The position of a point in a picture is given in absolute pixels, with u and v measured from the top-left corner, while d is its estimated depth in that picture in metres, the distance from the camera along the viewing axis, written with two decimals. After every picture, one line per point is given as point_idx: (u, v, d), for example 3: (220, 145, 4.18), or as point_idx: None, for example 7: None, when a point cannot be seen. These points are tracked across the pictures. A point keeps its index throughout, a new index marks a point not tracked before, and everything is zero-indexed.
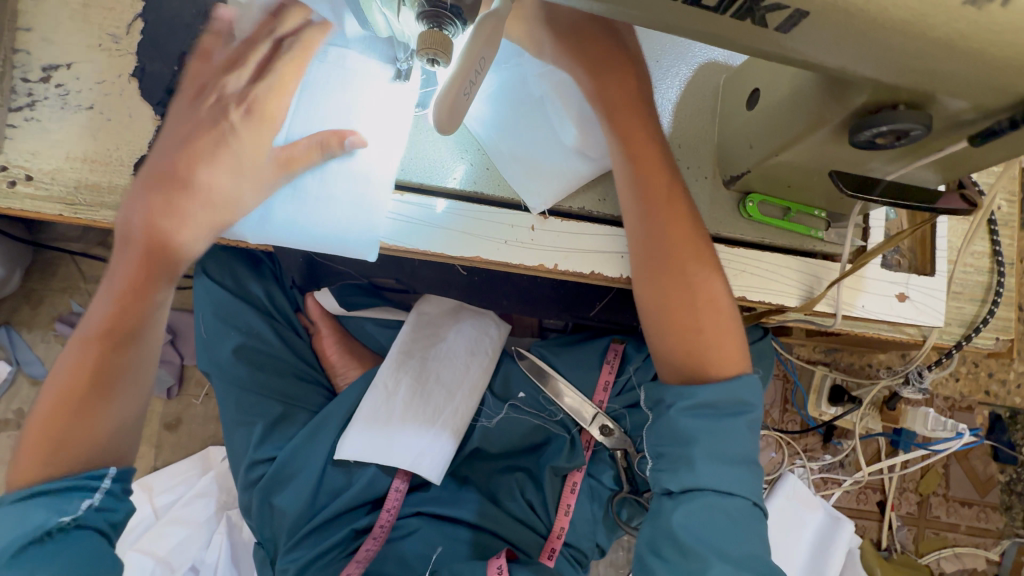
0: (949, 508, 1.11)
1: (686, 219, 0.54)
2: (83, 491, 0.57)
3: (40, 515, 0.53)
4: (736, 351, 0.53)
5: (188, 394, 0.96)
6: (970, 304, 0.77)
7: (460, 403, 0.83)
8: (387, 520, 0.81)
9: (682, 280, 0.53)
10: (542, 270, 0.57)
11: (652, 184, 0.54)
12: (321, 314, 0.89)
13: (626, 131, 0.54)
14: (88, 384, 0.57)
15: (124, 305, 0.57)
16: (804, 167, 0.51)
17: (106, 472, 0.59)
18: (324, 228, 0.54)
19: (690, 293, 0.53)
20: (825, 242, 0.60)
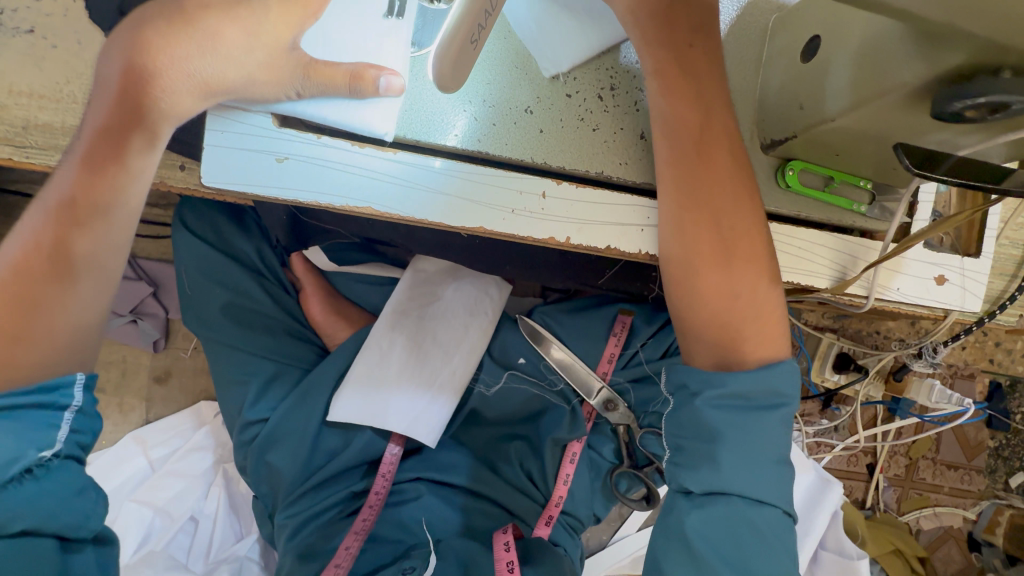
0: (936, 471, 1.13)
1: (728, 184, 0.48)
2: (52, 414, 0.48)
3: (15, 445, 0.45)
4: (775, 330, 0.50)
5: (176, 347, 0.93)
6: (998, 279, 0.71)
7: (459, 362, 0.80)
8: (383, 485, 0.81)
9: (719, 247, 0.48)
10: (551, 245, 0.50)
11: (702, 142, 0.47)
12: (306, 271, 0.84)
13: (675, 81, 0.46)
14: (46, 261, 0.47)
15: (97, 171, 0.46)
16: (860, 135, 0.44)
17: (74, 382, 0.49)
18: (324, 113, 0.45)
19: (723, 259, 0.48)
20: (866, 219, 0.54)
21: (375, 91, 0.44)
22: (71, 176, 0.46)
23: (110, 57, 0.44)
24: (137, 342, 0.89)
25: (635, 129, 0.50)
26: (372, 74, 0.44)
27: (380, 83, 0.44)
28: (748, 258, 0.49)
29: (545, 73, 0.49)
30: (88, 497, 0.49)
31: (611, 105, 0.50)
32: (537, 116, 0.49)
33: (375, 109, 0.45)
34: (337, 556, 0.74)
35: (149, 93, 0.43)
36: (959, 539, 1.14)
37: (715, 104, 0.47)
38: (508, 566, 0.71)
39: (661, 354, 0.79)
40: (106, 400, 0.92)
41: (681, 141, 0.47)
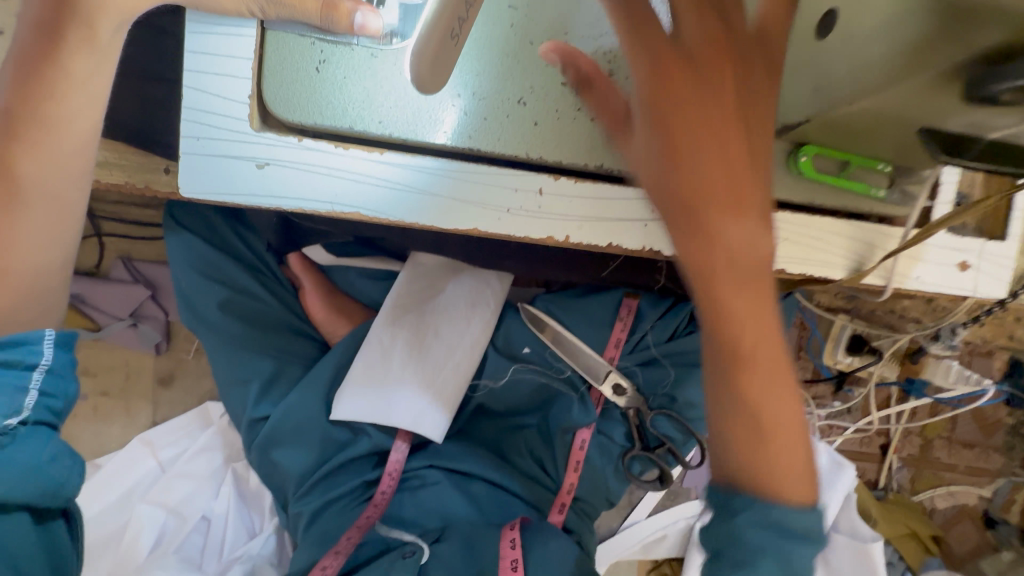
0: (951, 449, 1.11)
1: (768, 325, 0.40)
2: (19, 373, 0.46)
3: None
4: (780, 375, 0.41)
5: (178, 350, 0.91)
6: None
7: (463, 357, 0.78)
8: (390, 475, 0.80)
9: (763, 408, 0.40)
10: (550, 244, 0.48)
11: (712, 214, 0.38)
12: (304, 268, 0.82)
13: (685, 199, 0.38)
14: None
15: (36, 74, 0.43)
16: (883, 119, 0.42)
17: (44, 338, 0.47)
18: (297, 53, 0.42)
19: (758, 432, 0.40)
20: (885, 204, 0.51)
21: (348, 27, 0.40)
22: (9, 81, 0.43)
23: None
24: (139, 345, 0.88)
25: None
26: (347, 7, 0.39)
27: (355, 19, 0.40)
28: (789, 458, 0.41)
29: None
30: (62, 473, 0.47)
31: None
32: (530, 108, 0.45)
33: (353, 58, 0.43)
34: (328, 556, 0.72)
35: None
36: (974, 517, 1.14)
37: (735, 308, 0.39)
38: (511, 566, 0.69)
39: (668, 337, 0.79)
40: (112, 402, 0.91)
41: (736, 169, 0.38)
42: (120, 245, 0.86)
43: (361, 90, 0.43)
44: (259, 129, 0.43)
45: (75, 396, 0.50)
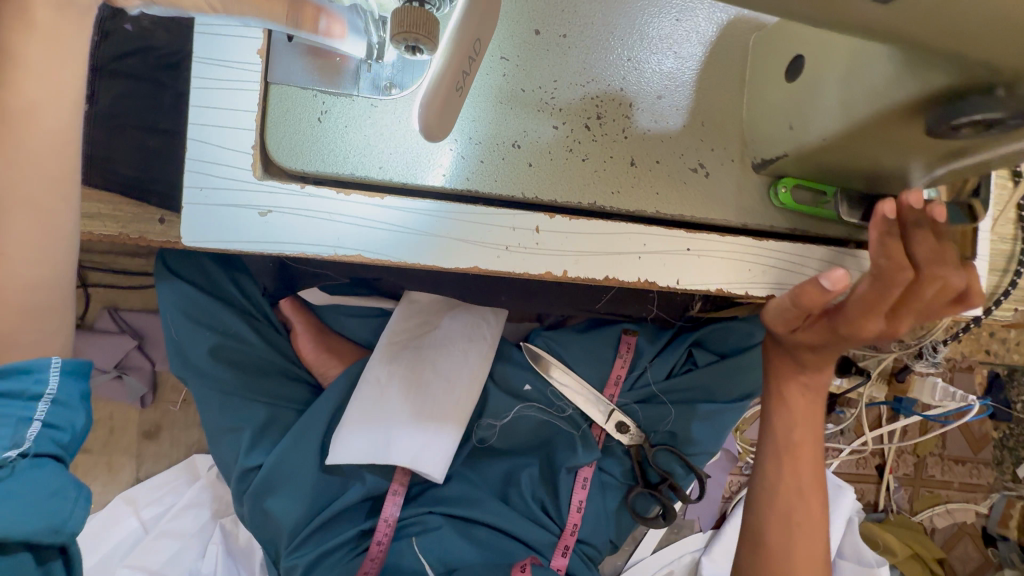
0: (944, 467, 1.12)
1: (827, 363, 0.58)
2: (23, 400, 0.45)
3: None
4: (808, 415, 0.63)
5: (165, 401, 0.88)
6: (991, 276, 0.79)
7: (461, 395, 0.77)
8: (386, 529, 0.77)
9: (791, 441, 0.63)
10: (548, 279, 0.49)
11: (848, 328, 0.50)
12: (294, 311, 0.82)
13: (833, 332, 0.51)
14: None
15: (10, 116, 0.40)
16: (853, 154, 0.45)
17: (51, 365, 0.47)
18: None
19: (791, 453, 0.63)
20: (859, 230, 0.54)
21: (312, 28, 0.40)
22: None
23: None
24: (123, 398, 0.85)
25: (625, 157, 0.49)
26: (312, 13, 0.39)
27: (320, 24, 0.40)
28: (808, 464, 0.63)
29: (510, 24, 0.48)
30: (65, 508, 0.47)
31: (600, 135, 0.49)
32: (524, 151, 0.48)
33: (349, 111, 0.45)
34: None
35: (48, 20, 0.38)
36: (974, 534, 1.14)
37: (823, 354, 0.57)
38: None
39: (666, 375, 0.80)
40: (93, 459, 0.87)
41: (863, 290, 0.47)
42: (108, 294, 0.85)
43: (361, 138, 0.45)
44: (261, 178, 0.44)
45: (84, 426, 0.50)
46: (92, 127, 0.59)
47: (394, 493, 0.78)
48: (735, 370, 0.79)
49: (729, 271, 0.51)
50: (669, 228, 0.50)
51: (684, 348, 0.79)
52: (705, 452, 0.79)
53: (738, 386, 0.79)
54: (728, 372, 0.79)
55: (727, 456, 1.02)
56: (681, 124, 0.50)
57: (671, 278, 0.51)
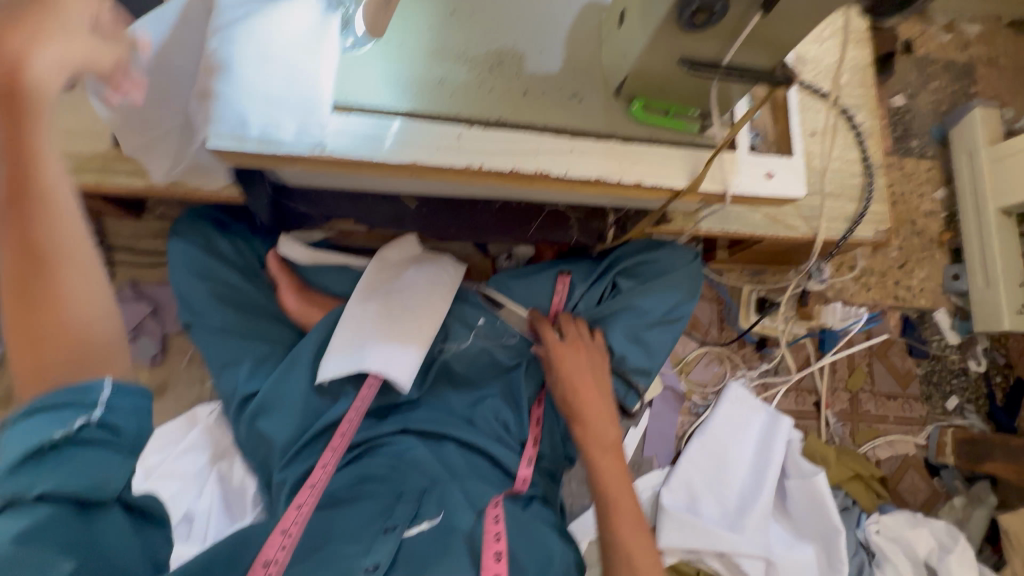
0: (877, 402, 1.24)
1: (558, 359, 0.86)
2: (81, 412, 0.42)
3: (38, 433, 0.41)
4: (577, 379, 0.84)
5: (172, 360, 1.02)
6: (850, 203, 0.99)
7: (426, 324, 0.91)
8: (346, 431, 0.87)
9: (590, 407, 0.83)
10: (469, 171, 0.68)
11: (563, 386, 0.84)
12: (279, 270, 0.93)
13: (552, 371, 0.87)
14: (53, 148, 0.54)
15: None
16: (665, 69, 0.65)
17: (103, 386, 0.43)
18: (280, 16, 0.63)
19: (577, 413, 0.83)
20: (700, 136, 0.74)
21: None
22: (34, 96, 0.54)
23: None
24: (136, 357, 0.99)
25: (519, 89, 0.70)
26: None
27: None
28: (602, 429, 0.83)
29: (432, 9, 0.71)
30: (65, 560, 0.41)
31: (500, 74, 0.70)
32: (445, 85, 0.69)
33: None
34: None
35: None
36: (918, 466, 1.23)
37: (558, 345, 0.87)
38: (494, 536, 0.76)
39: (596, 303, 0.94)
40: None
41: (603, 432, 0.83)
42: (130, 271, 1.02)
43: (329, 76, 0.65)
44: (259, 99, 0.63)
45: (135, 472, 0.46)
46: None
47: (356, 406, 0.88)
48: (659, 290, 0.93)
49: (604, 164, 0.70)
50: (556, 136, 0.70)
51: (606, 280, 0.94)
52: (636, 364, 0.91)
53: (663, 303, 0.91)
54: (651, 293, 0.92)
55: (674, 395, 1.15)
56: (557, 67, 0.72)
57: (561, 169, 0.69)
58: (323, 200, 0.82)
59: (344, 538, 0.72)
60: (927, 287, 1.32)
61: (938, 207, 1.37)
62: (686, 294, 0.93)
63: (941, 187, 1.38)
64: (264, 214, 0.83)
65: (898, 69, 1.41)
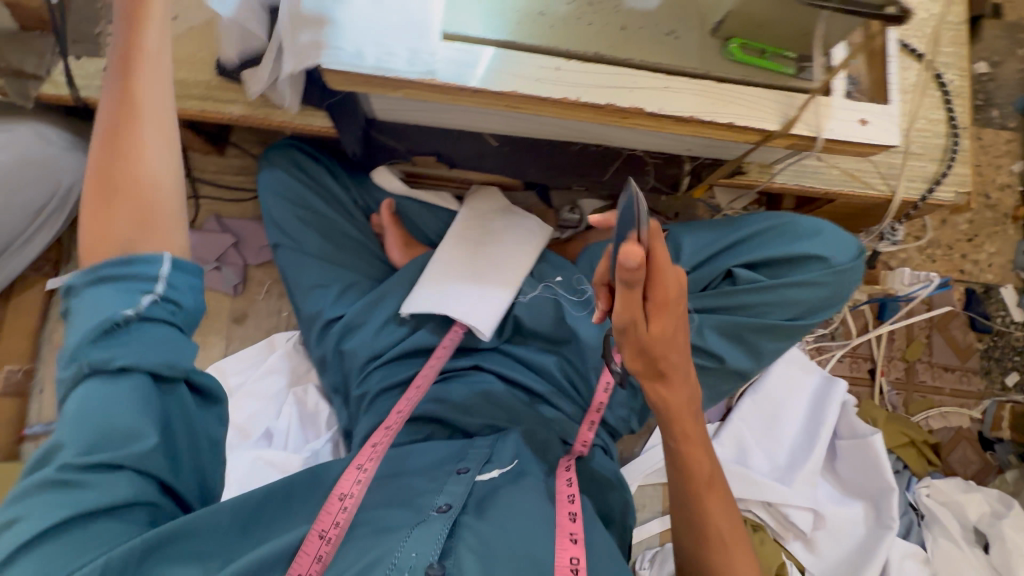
0: (934, 373, 1.23)
1: (666, 322, 0.51)
2: (142, 284, 0.52)
3: (109, 304, 0.51)
4: (676, 333, 0.54)
5: (251, 292, 1.08)
6: (931, 164, 0.97)
7: (513, 272, 0.94)
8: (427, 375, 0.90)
9: (682, 371, 0.59)
10: (566, 104, 0.69)
11: (662, 355, 0.54)
12: (384, 217, 0.97)
13: (647, 343, 0.52)
14: (119, 118, 0.55)
15: (132, 62, 0.57)
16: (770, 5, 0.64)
17: (162, 261, 0.54)
18: None
19: (660, 377, 0.58)
20: (796, 79, 0.73)
21: None
22: (118, 84, 0.56)
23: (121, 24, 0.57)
24: (220, 286, 1.05)
25: (617, 24, 0.71)
26: None
27: None
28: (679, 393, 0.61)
29: None
30: (145, 420, 0.52)
31: (599, 9, 0.71)
32: (546, 17, 0.69)
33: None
34: (323, 522, 0.63)
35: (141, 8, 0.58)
36: (972, 439, 1.22)
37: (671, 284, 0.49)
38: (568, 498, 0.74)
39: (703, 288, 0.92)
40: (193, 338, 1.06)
41: (677, 397, 0.61)
42: (213, 206, 1.07)
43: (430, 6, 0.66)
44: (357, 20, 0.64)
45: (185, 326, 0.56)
46: None
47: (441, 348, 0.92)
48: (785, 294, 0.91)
49: (695, 103, 0.71)
50: (651, 72, 0.70)
51: (723, 268, 0.91)
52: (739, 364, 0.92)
53: (786, 309, 0.90)
54: (772, 292, 0.90)
55: None
56: (655, 3, 0.72)
57: (655, 106, 0.70)
58: (413, 133, 0.87)
59: (417, 474, 0.75)
60: (995, 262, 1.28)
61: (1015, 180, 1.32)
62: (803, 299, 0.91)
63: (1019, 160, 1.32)
64: (355, 146, 0.87)
65: (985, 33, 1.34)
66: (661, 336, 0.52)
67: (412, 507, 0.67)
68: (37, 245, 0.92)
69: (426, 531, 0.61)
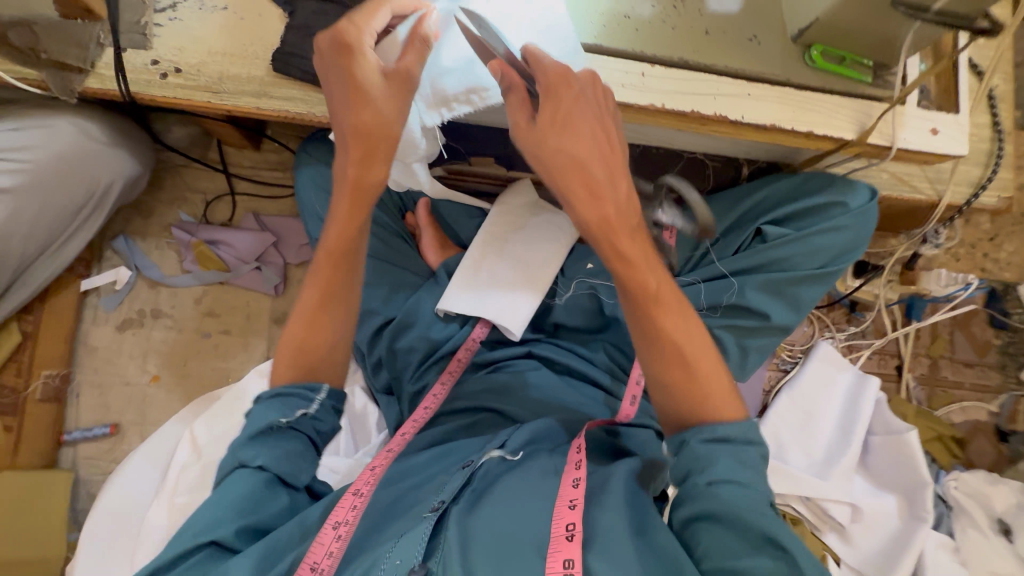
0: (955, 369, 1.27)
1: (579, 127, 0.58)
2: (304, 398, 0.67)
3: (275, 411, 0.65)
4: (576, 130, 0.58)
5: (291, 292, 1.04)
6: (975, 168, 0.99)
7: (543, 270, 0.88)
8: (464, 357, 0.89)
9: (598, 172, 0.59)
10: (651, 111, 0.68)
11: (560, 134, 0.58)
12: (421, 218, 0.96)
13: (549, 124, 0.58)
14: (337, 252, 0.67)
15: (371, 160, 0.62)
16: (860, 14, 0.64)
17: (321, 388, 0.69)
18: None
19: (575, 163, 0.58)
20: (873, 87, 0.72)
21: None
22: (344, 194, 0.65)
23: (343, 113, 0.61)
24: (259, 286, 1.01)
25: (700, 28, 0.69)
26: None
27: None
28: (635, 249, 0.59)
29: None
30: (258, 511, 0.60)
31: (682, 12, 0.69)
32: (630, 21, 0.68)
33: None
34: (337, 515, 0.63)
35: (384, 132, 0.61)
36: (989, 432, 1.27)
37: (583, 106, 0.59)
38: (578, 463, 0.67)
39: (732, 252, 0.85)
40: (232, 340, 1.02)
41: (600, 214, 0.59)
42: (250, 203, 1.04)
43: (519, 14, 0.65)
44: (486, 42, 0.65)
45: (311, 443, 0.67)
46: (292, 34, 0.78)
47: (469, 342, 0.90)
48: (810, 242, 0.81)
49: (776, 111, 0.71)
50: (733, 79, 0.70)
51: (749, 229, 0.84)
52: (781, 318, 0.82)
53: (814, 256, 0.80)
54: (805, 242, 0.81)
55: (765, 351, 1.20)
56: (737, 6, 0.70)
57: (738, 114, 0.70)
58: None
59: (423, 485, 0.71)
60: None
61: None
62: (838, 242, 0.81)
63: None
64: None
65: None
66: (561, 125, 0.58)
67: (409, 514, 0.64)
68: (69, 252, 0.88)
69: (414, 535, 0.59)
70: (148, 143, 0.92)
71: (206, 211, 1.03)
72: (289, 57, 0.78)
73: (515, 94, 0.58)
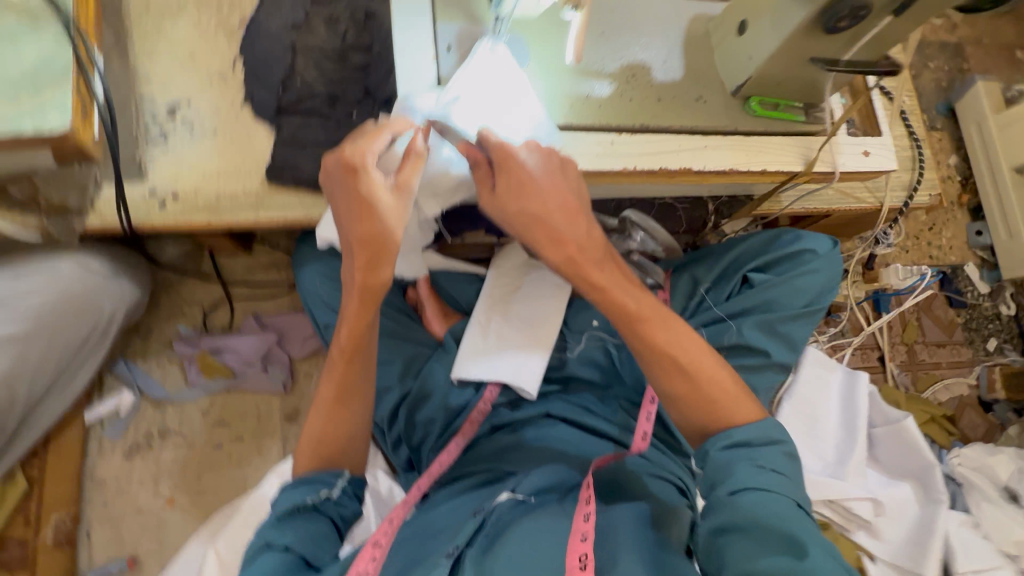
0: (930, 351, 1.37)
1: (533, 187, 0.64)
2: (327, 481, 0.68)
3: (301, 493, 0.65)
4: (530, 190, 0.65)
5: (300, 386, 1.05)
6: (904, 173, 1.11)
7: (545, 327, 0.92)
8: (477, 420, 0.90)
9: (569, 224, 0.66)
10: (624, 173, 0.77)
11: (513, 201, 0.65)
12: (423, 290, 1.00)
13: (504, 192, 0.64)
14: (349, 349, 0.70)
15: (376, 265, 0.65)
16: (785, 69, 0.74)
17: (340, 475, 0.69)
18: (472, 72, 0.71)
19: (538, 219, 0.65)
20: (807, 124, 0.83)
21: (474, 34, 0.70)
22: (352, 301, 0.68)
23: (350, 224, 0.65)
24: (269, 385, 1.02)
25: (653, 96, 0.79)
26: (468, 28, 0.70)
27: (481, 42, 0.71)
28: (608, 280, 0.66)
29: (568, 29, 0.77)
30: None
31: (635, 84, 0.78)
32: (593, 99, 0.77)
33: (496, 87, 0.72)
34: None
35: (383, 243, 0.64)
36: (973, 404, 1.36)
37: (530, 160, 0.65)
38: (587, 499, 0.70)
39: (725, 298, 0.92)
40: (246, 445, 1.01)
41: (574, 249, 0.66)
42: (248, 305, 1.05)
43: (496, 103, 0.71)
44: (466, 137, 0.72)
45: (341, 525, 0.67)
46: (283, 147, 0.83)
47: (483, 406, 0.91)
48: (793, 284, 0.90)
49: (730, 157, 0.80)
50: (688, 135, 0.79)
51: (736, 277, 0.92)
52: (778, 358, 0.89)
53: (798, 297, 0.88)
54: (786, 286, 0.89)
55: None
56: (681, 74, 0.80)
57: (699, 164, 0.79)
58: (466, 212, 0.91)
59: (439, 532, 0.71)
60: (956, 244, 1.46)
61: None
62: (814, 286, 0.90)
63: (953, 153, 1.46)
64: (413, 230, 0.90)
65: None
66: (516, 189, 0.64)
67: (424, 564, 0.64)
68: (77, 384, 0.89)
69: None
70: (143, 267, 0.97)
71: (205, 321, 1.03)
72: (283, 168, 0.83)
73: (478, 168, 0.66)
